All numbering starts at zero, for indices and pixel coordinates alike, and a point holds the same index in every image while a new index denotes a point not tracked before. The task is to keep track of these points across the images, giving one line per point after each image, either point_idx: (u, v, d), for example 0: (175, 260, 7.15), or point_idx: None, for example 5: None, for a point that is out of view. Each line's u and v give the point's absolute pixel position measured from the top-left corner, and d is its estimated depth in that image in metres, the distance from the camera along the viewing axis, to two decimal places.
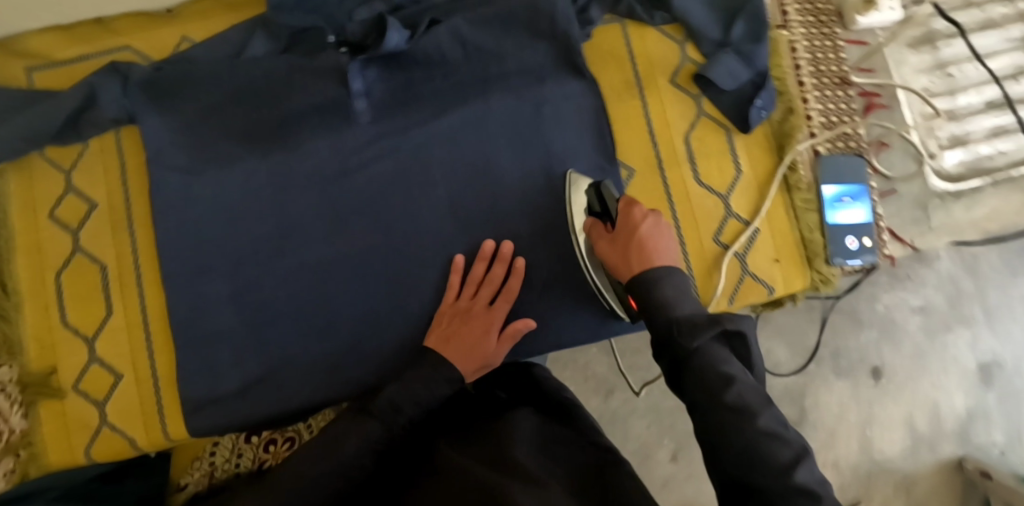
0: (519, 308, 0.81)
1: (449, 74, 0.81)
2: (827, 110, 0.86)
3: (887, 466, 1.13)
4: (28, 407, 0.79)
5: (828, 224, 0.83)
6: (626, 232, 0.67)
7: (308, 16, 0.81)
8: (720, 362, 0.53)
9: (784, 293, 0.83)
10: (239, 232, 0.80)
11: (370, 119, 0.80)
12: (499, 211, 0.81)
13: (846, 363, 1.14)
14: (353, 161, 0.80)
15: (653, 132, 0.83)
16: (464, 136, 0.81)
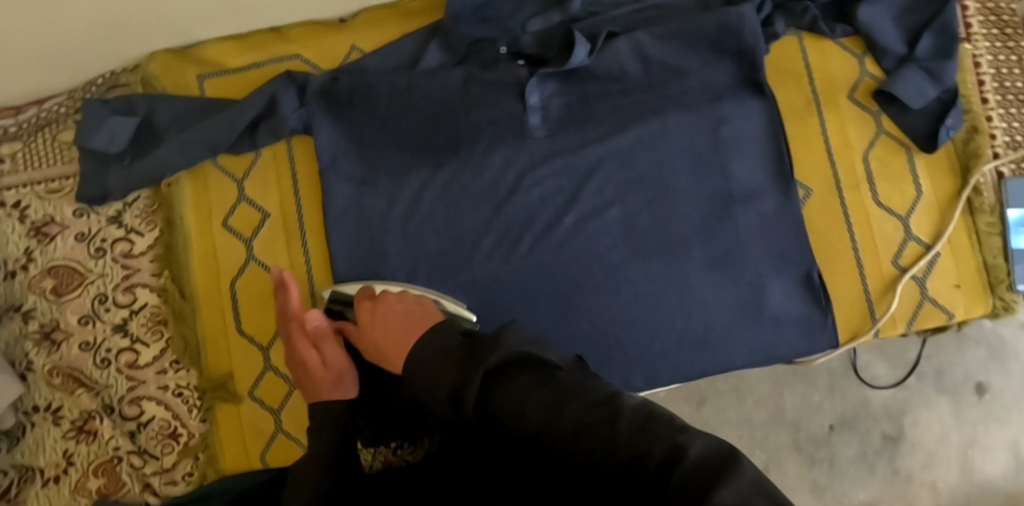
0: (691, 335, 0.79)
1: (621, 90, 0.80)
2: (1011, 129, 0.82)
3: (988, 489, 1.04)
4: (206, 412, 0.81)
5: (1013, 249, 0.80)
6: (365, 328, 0.65)
7: (484, 28, 0.80)
8: (511, 380, 0.43)
9: (963, 318, 0.80)
10: (410, 245, 0.80)
11: (544, 133, 0.80)
12: (671, 230, 0.79)
13: (948, 381, 1.05)
14: (521, 175, 0.80)
15: (831, 151, 0.81)
16: (635, 154, 0.80)
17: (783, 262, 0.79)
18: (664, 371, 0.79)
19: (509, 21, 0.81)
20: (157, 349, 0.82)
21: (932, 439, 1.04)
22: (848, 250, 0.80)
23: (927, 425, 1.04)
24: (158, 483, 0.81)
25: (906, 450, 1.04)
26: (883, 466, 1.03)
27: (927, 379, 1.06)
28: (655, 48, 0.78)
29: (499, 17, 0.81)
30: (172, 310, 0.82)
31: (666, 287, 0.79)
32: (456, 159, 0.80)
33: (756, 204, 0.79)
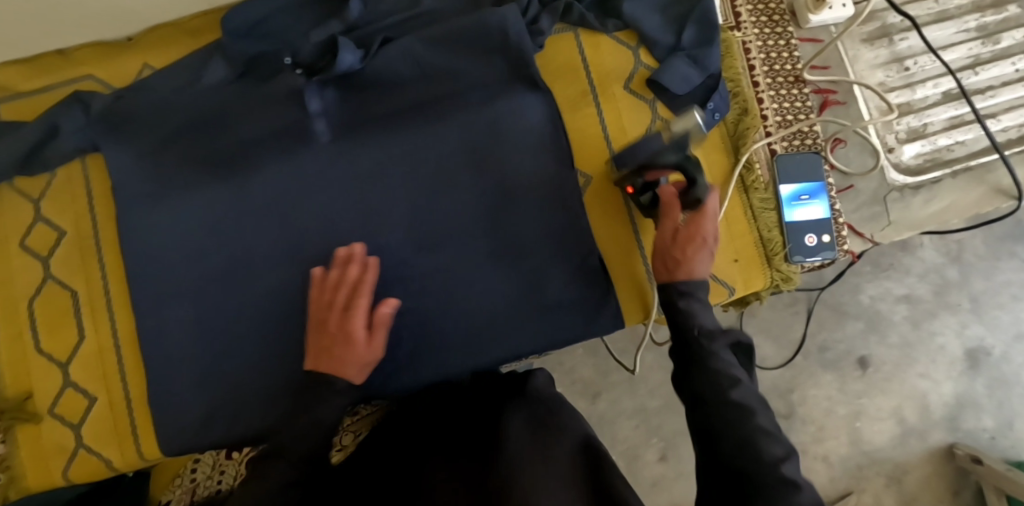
0: (482, 328, 0.82)
1: (406, 96, 0.83)
2: (782, 109, 0.86)
3: (879, 457, 1.35)
4: (6, 432, 0.81)
5: (787, 222, 0.84)
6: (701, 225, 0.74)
7: (258, 44, 0.84)
8: (725, 368, 0.64)
9: (743, 291, 0.83)
10: (208, 256, 0.82)
11: (329, 140, 0.83)
12: (462, 226, 0.83)
13: (831, 356, 1.38)
14: (313, 186, 0.82)
15: (609, 138, 0.85)
16: (418, 158, 0.83)
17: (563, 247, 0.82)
18: (455, 357, 0.82)
19: (294, 37, 0.85)
20: None
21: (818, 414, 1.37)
22: (628, 229, 0.83)
23: (816, 400, 1.37)
24: None
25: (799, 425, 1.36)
26: None
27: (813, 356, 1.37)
28: (432, 53, 0.82)
29: (278, 34, 0.84)
30: None
31: (457, 280, 0.82)
32: (244, 172, 0.82)
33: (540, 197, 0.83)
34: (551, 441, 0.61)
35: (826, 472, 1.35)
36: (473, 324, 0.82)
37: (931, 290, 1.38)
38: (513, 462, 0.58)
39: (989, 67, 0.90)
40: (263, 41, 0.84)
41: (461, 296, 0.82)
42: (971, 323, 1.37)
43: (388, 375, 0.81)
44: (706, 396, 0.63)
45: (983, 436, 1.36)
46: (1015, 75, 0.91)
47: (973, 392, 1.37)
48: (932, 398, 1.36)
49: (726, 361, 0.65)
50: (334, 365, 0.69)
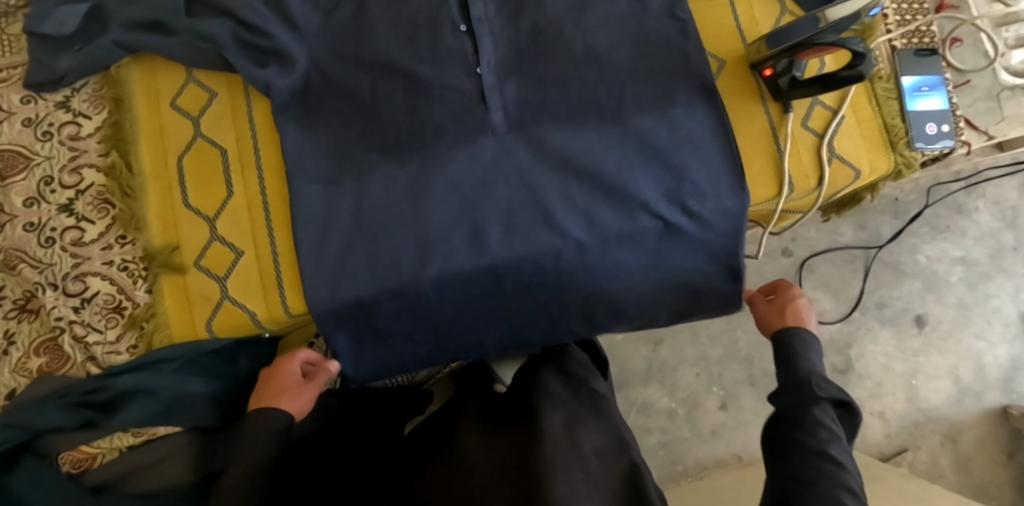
0: (629, 199, 0.81)
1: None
2: (901, 9, 0.91)
3: (934, 416, 1.47)
4: (151, 281, 0.82)
5: (909, 111, 0.88)
6: (785, 299, 0.86)
7: None
8: (815, 434, 0.68)
9: (869, 175, 0.87)
10: (345, 121, 0.83)
11: (506, 129, 0.81)
12: (608, 100, 0.82)
13: (889, 313, 1.49)
14: (456, 57, 0.82)
15: (741, 29, 0.89)
16: (573, 110, 0.82)
17: (721, 186, 0.81)
18: (601, 227, 0.81)
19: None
20: (103, 225, 0.83)
21: (877, 371, 1.48)
22: (761, 113, 0.86)
23: (873, 356, 1.48)
24: (100, 354, 0.81)
25: (856, 381, 1.48)
26: None
27: (870, 312, 1.49)
28: None
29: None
30: (120, 184, 0.84)
31: (606, 151, 0.81)
32: (389, 32, 0.83)
33: (689, 87, 0.82)
34: (590, 432, 0.74)
35: (881, 427, 1.46)
36: (618, 197, 0.81)
37: (987, 254, 1.50)
38: (554, 441, 0.68)
39: None
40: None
41: (606, 166, 0.81)
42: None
43: (532, 250, 0.80)
44: (794, 443, 0.68)
45: None
46: None
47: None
48: (988, 360, 1.48)
49: (820, 420, 0.69)
50: (271, 393, 0.77)
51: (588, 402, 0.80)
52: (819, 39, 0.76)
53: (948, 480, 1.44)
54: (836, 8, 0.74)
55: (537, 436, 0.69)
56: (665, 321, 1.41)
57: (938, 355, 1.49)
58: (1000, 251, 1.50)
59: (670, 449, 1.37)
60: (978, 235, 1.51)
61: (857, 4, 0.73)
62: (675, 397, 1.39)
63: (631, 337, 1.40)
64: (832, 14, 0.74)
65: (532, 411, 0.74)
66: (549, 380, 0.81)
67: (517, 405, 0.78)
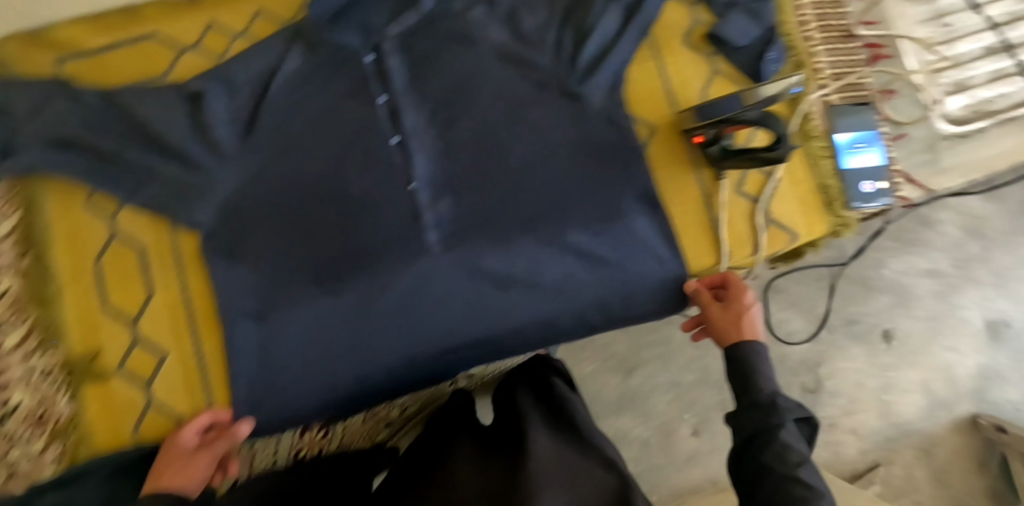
0: (565, 299, 0.84)
1: (478, 75, 0.85)
2: (836, 62, 0.89)
3: (908, 428, 1.44)
4: (74, 389, 0.80)
5: (844, 169, 0.86)
6: (739, 306, 0.77)
7: (349, 35, 0.84)
8: (780, 454, 0.66)
9: (806, 237, 0.85)
10: (277, 237, 0.81)
11: (442, 249, 0.81)
12: (539, 200, 0.83)
13: (860, 329, 1.46)
14: (391, 172, 0.83)
15: (671, 92, 0.86)
16: (510, 228, 0.82)
17: (658, 296, 0.84)
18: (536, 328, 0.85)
19: (373, 18, 0.85)
20: (20, 332, 0.80)
21: (849, 388, 1.44)
22: (693, 182, 0.85)
23: (846, 372, 1.44)
24: (25, 467, 0.77)
25: (828, 398, 1.44)
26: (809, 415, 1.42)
27: (840, 329, 1.46)
28: (507, 14, 0.86)
29: (361, 13, 0.85)
30: (35, 290, 0.81)
31: (540, 258, 0.82)
32: (323, 146, 0.83)
33: (623, 187, 0.83)
34: (581, 453, 0.74)
35: (855, 444, 1.43)
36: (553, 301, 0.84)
37: (953, 264, 1.49)
38: (544, 466, 0.69)
39: None
40: (348, 27, 0.84)
41: (542, 274, 0.83)
42: (991, 296, 1.48)
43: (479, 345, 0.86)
44: (760, 462, 0.66)
45: (1006, 407, 1.47)
46: None
47: (995, 364, 1.46)
48: (959, 370, 1.46)
49: (788, 443, 0.66)
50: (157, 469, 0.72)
51: (573, 417, 0.79)
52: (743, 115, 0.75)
53: (924, 493, 1.42)
54: (760, 87, 0.75)
55: (524, 462, 0.70)
56: (635, 349, 1.33)
57: (909, 368, 1.46)
58: (965, 260, 1.48)
59: (649, 474, 1.29)
60: (943, 245, 1.49)
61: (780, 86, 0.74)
62: (650, 424, 1.31)
63: (602, 367, 1.31)
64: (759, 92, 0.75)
65: (520, 434, 0.75)
66: (529, 406, 0.81)
67: (505, 429, 0.80)
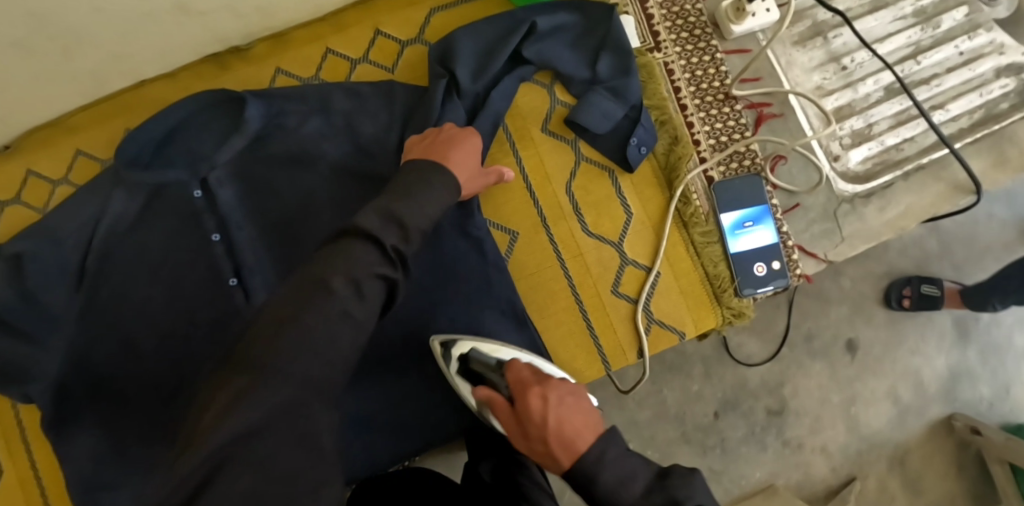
0: (429, 431, 0.76)
1: (318, 195, 0.78)
2: (714, 130, 0.81)
3: (878, 440, 1.09)
4: None
5: (732, 254, 0.78)
6: (534, 423, 0.56)
7: (169, 170, 0.75)
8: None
9: (695, 333, 0.79)
10: (122, 394, 0.76)
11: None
12: (395, 330, 0.75)
13: (820, 344, 1.09)
14: (234, 313, 0.76)
15: (533, 189, 0.79)
16: (368, 362, 0.75)
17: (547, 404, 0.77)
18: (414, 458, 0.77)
19: (201, 147, 0.77)
20: None
21: (814, 405, 1.09)
22: (567, 288, 0.78)
23: (809, 391, 1.08)
24: None
25: (794, 419, 1.08)
26: (773, 439, 1.07)
27: (799, 346, 1.09)
28: (344, 124, 0.78)
29: (187, 143, 0.77)
30: None
31: (398, 395, 0.76)
32: (159, 300, 0.77)
33: (486, 304, 0.76)
34: None
35: (824, 462, 1.08)
36: (421, 433, 0.77)
37: (911, 265, 1.13)
38: None
39: (931, 54, 0.85)
40: (172, 162, 0.77)
41: (407, 413, 0.76)
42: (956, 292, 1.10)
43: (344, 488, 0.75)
44: None
45: (980, 406, 1.10)
46: (959, 58, 0.85)
47: (966, 362, 1.10)
48: (928, 375, 1.10)
49: None
50: None
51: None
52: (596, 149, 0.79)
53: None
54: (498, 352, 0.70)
55: None
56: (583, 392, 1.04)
57: (875, 379, 1.10)
58: (925, 258, 1.11)
59: None
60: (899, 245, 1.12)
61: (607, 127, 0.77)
62: None
63: None
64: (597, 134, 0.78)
65: None
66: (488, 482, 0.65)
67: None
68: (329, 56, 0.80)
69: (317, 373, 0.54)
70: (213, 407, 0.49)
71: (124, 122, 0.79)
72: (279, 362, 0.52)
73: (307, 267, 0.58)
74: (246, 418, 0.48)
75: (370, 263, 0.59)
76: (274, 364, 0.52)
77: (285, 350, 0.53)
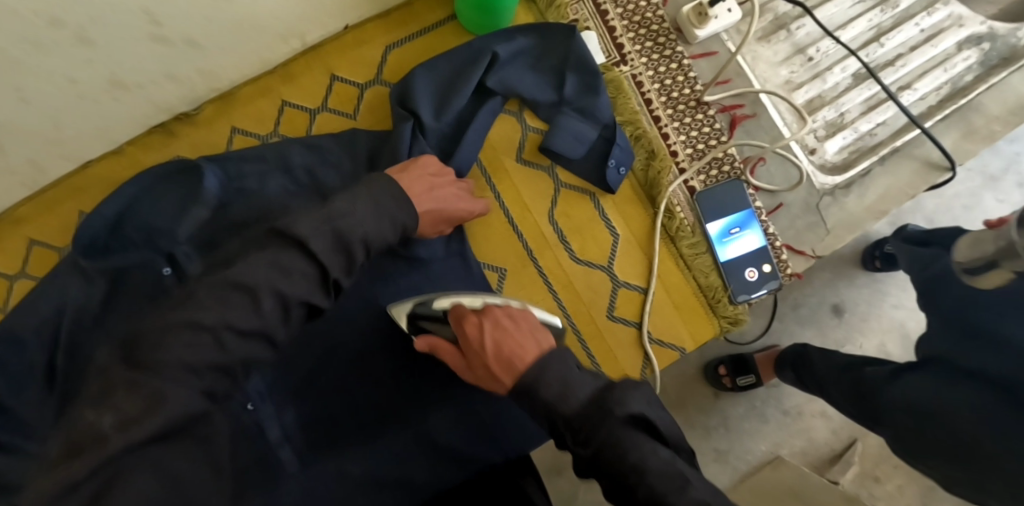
0: (436, 476, 0.73)
1: None
2: (691, 139, 0.79)
3: None
4: None
5: (722, 262, 0.77)
6: (477, 345, 0.57)
7: (136, 253, 0.72)
8: (620, 451, 0.47)
9: (695, 346, 0.78)
10: None
11: (299, 468, 0.70)
12: (399, 381, 0.76)
13: (806, 311, 1.05)
14: None
15: (514, 222, 0.77)
16: (374, 420, 0.74)
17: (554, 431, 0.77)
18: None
19: (158, 221, 0.72)
20: None
21: None
22: (561, 318, 0.76)
23: None
24: None
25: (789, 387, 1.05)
26: (773, 410, 1.04)
27: (788, 316, 1.04)
28: (310, 178, 0.74)
29: (142, 220, 0.72)
30: None
31: (406, 448, 0.73)
32: None
33: None
34: None
35: (825, 425, 1.04)
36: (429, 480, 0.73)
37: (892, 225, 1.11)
38: None
39: (893, 35, 0.84)
40: (131, 244, 0.72)
41: (417, 464, 0.73)
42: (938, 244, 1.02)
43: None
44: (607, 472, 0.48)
45: None
46: (921, 36, 0.85)
47: None
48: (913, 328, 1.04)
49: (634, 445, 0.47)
50: None
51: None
52: (559, 155, 0.75)
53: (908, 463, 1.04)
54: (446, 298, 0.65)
55: None
56: None
57: (863, 338, 1.05)
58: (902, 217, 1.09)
59: None
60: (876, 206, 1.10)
61: (567, 138, 0.74)
62: None
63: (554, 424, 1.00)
64: (555, 146, 0.74)
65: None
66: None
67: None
68: (285, 109, 0.77)
69: (217, 385, 0.54)
70: (108, 411, 0.48)
71: (75, 206, 0.75)
72: (179, 374, 0.51)
73: (235, 268, 0.55)
74: (155, 426, 0.49)
75: (303, 288, 0.56)
76: (176, 372, 0.51)
77: (192, 361, 0.52)
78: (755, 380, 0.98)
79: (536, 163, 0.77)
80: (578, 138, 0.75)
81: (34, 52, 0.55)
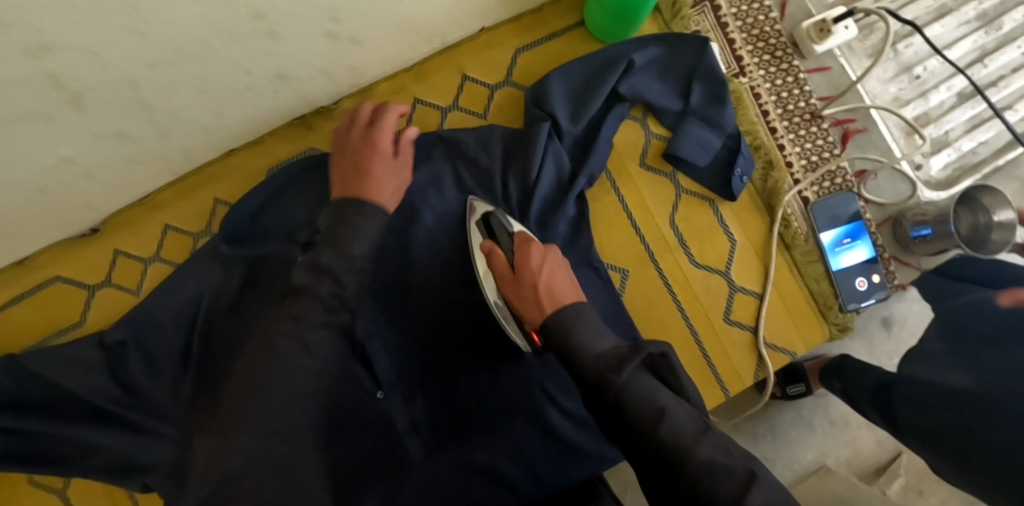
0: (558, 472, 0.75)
1: (420, 250, 0.75)
2: (805, 151, 0.82)
3: None
4: None
5: (835, 271, 0.80)
6: (530, 275, 0.64)
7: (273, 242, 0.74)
8: (648, 397, 0.52)
9: (805, 351, 0.80)
10: None
11: (425, 457, 0.72)
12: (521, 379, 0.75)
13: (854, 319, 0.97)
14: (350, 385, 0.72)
15: (636, 224, 0.79)
16: (495, 415, 0.74)
17: None
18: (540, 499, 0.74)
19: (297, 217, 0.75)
20: None
21: None
22: (680, 320, 0.78)
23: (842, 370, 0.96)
24: None
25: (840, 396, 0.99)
26: (819, 419, 0.97)
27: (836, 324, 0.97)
28: (444, 176, 0.76)
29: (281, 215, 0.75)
30: None
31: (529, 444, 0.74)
32: None
33: None
34: None
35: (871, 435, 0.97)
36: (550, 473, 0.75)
37: None
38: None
39: (997, 56, 0.87)
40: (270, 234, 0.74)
41: (540, 457, 0.75)
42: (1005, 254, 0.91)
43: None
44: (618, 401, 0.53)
45: None
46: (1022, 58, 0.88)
47: None
48: None
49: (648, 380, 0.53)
50: None
51: None
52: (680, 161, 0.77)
53: None
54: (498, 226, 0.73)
55: None
56: None
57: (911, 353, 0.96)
58: None
59: None
60: None
61: (690, 143, 0.76)
62: None
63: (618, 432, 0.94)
64: (679, 150, 0.76)
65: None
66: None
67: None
68: (418, 106, 0.79)
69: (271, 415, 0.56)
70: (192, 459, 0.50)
71: (211, 194, 0.77)
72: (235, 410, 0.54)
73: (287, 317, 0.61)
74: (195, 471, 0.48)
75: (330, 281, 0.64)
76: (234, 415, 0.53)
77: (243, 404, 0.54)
78: (805, 389, 0.91)
79: (658, 168, 0.80)
80: (700, 147, 0.77)
81: (229, 47, 0.56)
